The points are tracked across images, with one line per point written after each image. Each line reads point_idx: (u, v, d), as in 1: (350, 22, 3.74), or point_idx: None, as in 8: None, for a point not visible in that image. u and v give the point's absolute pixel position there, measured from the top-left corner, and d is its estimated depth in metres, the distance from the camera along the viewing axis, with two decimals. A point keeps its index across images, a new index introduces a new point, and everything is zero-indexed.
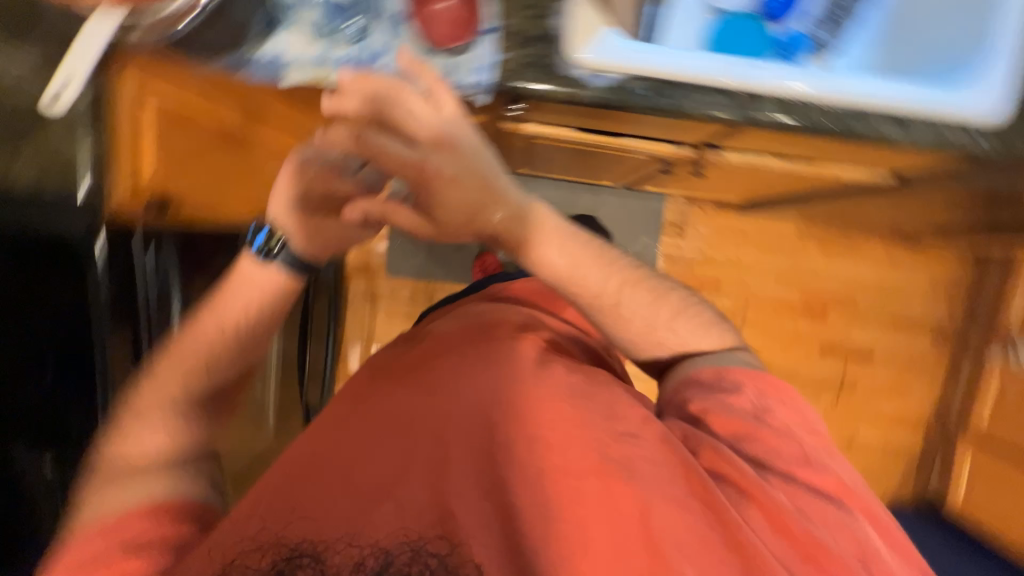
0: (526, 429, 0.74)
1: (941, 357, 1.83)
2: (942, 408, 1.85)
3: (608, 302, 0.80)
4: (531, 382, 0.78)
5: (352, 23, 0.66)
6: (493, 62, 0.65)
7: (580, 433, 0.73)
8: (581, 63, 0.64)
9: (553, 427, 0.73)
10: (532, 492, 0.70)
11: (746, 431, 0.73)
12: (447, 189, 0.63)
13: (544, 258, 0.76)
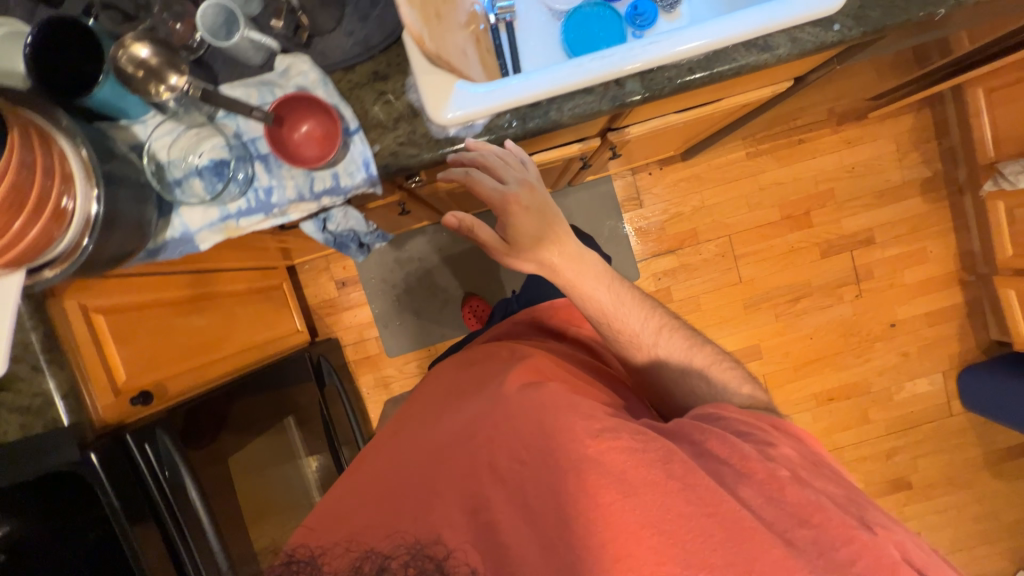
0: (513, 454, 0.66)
1: (940, 211, 1.77)
2: (961, 260, 1.78)
3: (644, 344, 0.85)
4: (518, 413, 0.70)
5: (237, 174, 0.68)
6: (370, 157, 0.68)
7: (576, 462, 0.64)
8: (447, 121, 0.67)
9: (571, 451, 0.63)
10: (525, 508, 0.63)
11: (760, 429, 0.70)
12: (523, 217, 0.66)
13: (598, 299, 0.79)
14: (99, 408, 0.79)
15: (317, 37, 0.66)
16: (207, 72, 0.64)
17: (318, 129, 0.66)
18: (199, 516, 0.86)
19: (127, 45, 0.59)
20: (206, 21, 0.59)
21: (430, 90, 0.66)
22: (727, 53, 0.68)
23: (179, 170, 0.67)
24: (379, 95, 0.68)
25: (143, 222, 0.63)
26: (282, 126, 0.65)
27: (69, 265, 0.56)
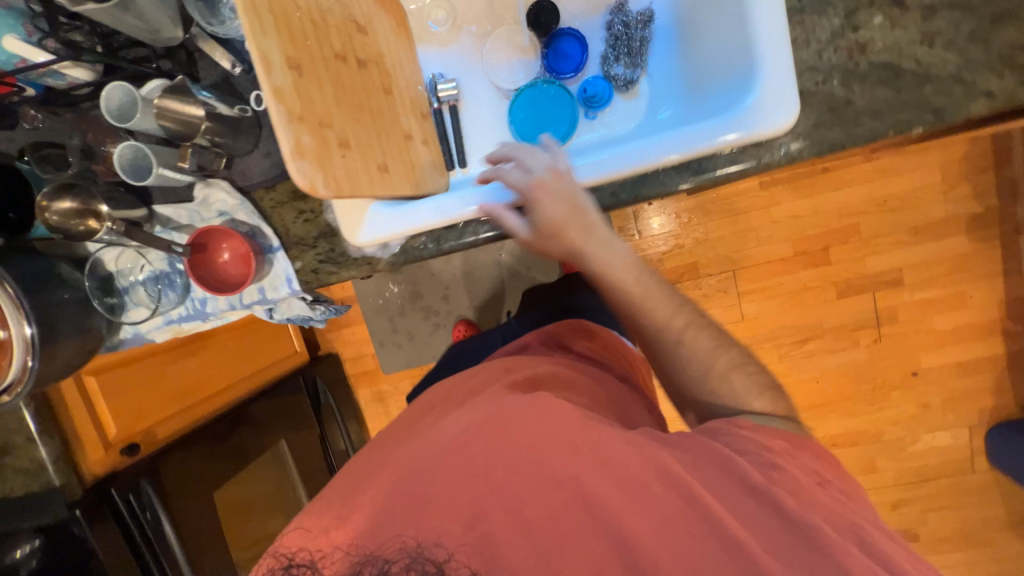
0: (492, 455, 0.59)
1: (988, 252, 1.55)
2: (1007, 308, 1.58)
3: (670, 339, 0.70)
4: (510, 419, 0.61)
5: (176, 282, 0.71)
6: (291, 272, 0.70)
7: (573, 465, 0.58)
8: (362, 244, 0.67)
9: (568, 465, 0.57)
10: (523, 524, 0.55)
11: (765, 450, 0.61)
12: (546, 206, 0.63)
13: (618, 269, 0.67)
14: (88, 465, 0.91)
15: (235, 159, 0.66)
16: (131, 201, 0.65)
17: (239, 247, 0.68)
18: (176, 553, 0.99)
19: (45, 205, 0.62)
20: (121, 164, 0.61)
21: (345, 215, 0.67)
22: (653, 177, 0.63)
23: (125, 281, 0.72)
24: (300, 213, 0.69)
25: (91, 333, 0.69)
26: (206, 252, 0.68)
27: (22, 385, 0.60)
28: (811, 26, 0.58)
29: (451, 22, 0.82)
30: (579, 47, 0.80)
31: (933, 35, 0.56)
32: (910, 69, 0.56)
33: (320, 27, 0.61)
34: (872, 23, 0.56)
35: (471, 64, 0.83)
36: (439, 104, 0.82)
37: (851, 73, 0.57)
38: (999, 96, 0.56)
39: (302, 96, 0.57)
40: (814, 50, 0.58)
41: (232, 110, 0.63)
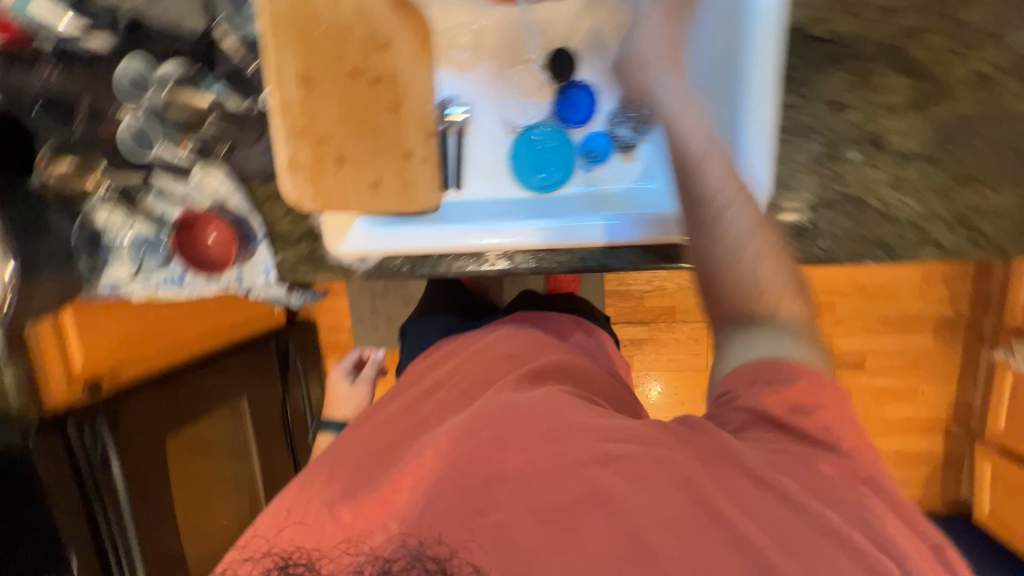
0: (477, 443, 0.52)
1: (948, 354, 1.61)
2: (953, 410, 1.65)
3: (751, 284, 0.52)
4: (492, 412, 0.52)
5: (161, 248, 0.74)
6: (270, 266, 0.73)
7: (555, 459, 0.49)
8: (341, 254, 0.71)
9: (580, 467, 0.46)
10: (536, 516, 0.45)
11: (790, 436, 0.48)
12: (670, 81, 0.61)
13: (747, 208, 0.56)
14: (49, 396, 0.97)
15: (236, 147, 0.69)
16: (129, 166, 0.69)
17: (226, 234, 0.71)
18: (116, 490, 1.04)
19: (47, 164, 0.67)
20: (126, 136, 0.65)
21: (330, 223, 0.70)
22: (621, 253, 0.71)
23: (113, 238, 0.72)
24: (289, 210, 0.71)
25: (75, 282, 0.73)
26: (194, 230, 0.71)
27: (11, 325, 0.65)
28: (793, 147, 0.60)
29: (473, 49, 0.84)
30: (589, 100, 0.83)
31: (902, 180, 0.59)
32: (873, 206, 0.60)
33: (339, 45, 0.63)
34: (849, 157, 0.60)
35: (483, 98, 0.86)
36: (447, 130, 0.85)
37: (821, 198, 0.61)
38: (948, 249, 0.60)
39: (307, 113, 0.60)
40: (792, 169, 0.61)
41: (241, 105, 0.66)
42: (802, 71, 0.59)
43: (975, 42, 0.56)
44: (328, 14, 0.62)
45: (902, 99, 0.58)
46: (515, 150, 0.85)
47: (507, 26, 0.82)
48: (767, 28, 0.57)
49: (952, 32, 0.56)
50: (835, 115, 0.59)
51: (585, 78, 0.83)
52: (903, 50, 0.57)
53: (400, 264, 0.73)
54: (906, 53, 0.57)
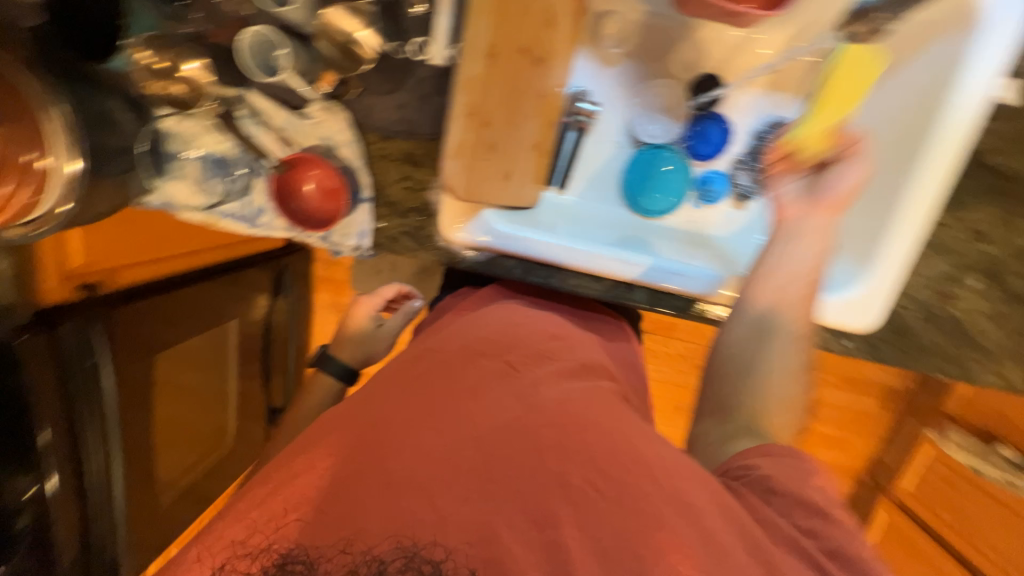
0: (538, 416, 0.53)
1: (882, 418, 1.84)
2: None
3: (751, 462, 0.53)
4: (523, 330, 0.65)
5: (238, 180, 0.65)
6: (367, 230, 0.66)
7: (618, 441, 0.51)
8: (454, 241, 0.65)
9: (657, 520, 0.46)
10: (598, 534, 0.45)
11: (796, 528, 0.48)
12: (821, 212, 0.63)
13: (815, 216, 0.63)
14: (42, 289, 0.82)
15: (365, 91, 0.60)
16: (232, 76, 0.59)
17: (327, 182, 0.62)
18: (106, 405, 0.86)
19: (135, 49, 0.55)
20: (250, 43, 0.54)
21: (450, 208, 0.63)
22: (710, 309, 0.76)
23: (180, 151, 0.64)
24: (403, 176, 0.64)
25: (128, 191, 0.60)
26: (292, 174, 0.62)
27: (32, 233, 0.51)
28: (926, 261, 0.63)
29: (622, 44, 0.76)
30: (722, 137, 0.78)
31: (1001, 317, 0.65)
32: (967, 332, 0.66)
33: (523, 15, 0.55)
34: (968, 284, 0.64)
35: (618, 103, 0.79)
36: (576, 123, 0.77)
37: (927, 314, 0.65)
38: (1009, 382, 0.67)
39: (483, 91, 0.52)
40: (916, 282, 0.64)
41: (388, 46, 0.57)
42: (964, 194, 0.60)
43: None
44: None
45: None
46: (631, 168, 0.81)
47: (667, 32, 0.76)
48: (953, 147, 0.58)
49: None
50: (972, 243, 0.62)
51: (727, 115, 0.79)
52: None
53: (510, 264, 0.71)
54: None
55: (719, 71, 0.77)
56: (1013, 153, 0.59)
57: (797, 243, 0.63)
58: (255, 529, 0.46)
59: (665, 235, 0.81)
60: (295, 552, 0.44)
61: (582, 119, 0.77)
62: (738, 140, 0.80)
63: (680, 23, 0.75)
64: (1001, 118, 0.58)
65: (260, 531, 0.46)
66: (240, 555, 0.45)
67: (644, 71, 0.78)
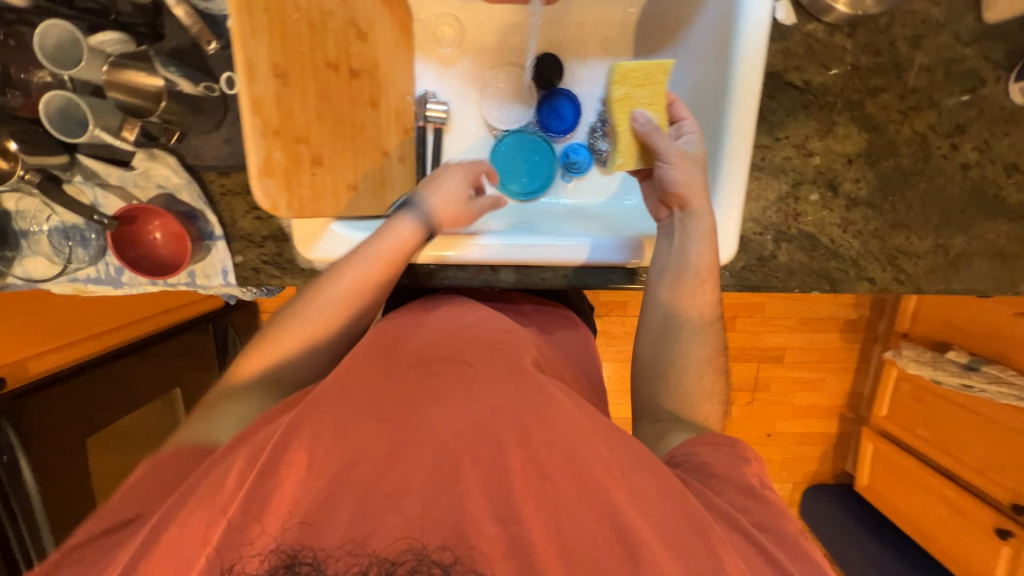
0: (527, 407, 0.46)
1: (847, 352, 1.87)
2: (847, 399, 1.93)
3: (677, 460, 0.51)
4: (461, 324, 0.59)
5: (91, 243, 0.64)
6: (229, 267, 0.66)
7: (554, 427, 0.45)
8: (313, 259, 0.66)
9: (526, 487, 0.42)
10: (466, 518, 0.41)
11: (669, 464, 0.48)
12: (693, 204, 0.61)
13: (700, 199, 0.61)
14: None
15: (188, 134, 0.61)
16: (49, 146, 0.57)
17: (173, 227, 0.62)
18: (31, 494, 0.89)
19: None
20: (51, 117, 0.55)
21: (302, 228, 0.64)
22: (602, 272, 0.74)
23: (26, 228, 0.64)
24: (251, 209, 0.65)
25: None
26: (136, 227, 0.62)
27: None
28: (764, 185, 0.65)
29: (456, 44, 0.79)
30: (573, 111, 0.82)
31: (849, 223, 0.67)
32: (823, 245, 0.67)
33: (317, 32, 0.57)
34: (809, 198, 0.65)
35: (467, 99, 0.82)
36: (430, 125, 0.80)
37: (781, 235, 0.67)
38: (877, 284, 0.69)
39: (283, 108, 0.54)
40: (761, 207, 0.66)
41: (196, 88, 0.58)
42: (778, 114, 0.63)
43: (920, 105, 0.63)
44: None
45: (856, 149, 0.64)
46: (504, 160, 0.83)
47: (495, 25, 0.79)
48: (753, 70, 0.60)
49: (901, 93, 0.62)
50: (801, 158, 0.64)
51: (572, 91, 0.82)
52: (862, 105, 0.62)
53: None
54: (864, 108, 0.63)
55: (553, 50, 0.80)
56: (810, 67, 0.61)
57: (687, 237, 0.62)
58: (250, 531, 0.39)
59: (545, 215, 0.81)
60: (301, 552, 0.38)
61: (434, 121, 0.79)
62: (590, 112, 0.83)
63: (504, 13, 0.78)
64: (789, 38, 0.61)
65: (265, 530, 0.39)
66: (245, 556, 0.38)
67: (483, 64, 0.81)
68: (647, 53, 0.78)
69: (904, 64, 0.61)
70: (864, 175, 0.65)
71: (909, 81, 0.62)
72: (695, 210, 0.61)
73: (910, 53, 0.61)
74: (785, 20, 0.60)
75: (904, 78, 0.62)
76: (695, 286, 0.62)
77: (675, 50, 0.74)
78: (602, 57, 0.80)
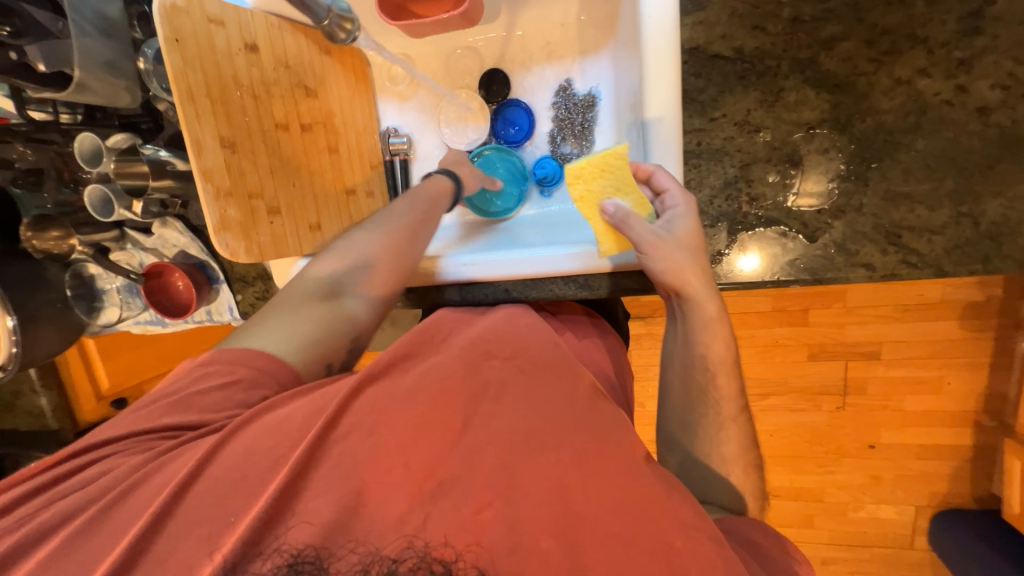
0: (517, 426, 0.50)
1: (975, 344, 1.48)
2: (983, 403, 1.53)
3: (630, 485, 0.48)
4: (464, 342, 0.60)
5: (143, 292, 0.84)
6: (233, 304, 0.80)
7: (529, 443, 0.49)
8: None
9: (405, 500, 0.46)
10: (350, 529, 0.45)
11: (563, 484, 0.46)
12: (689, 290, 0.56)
13: (701, 291, 0.56)
14: (83, 413, 1.09)
15: (191, 201, 0.75)
16: (105, 224, 0.77)
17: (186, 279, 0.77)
18: None
19: (31, 234, 0.73)
20: (93, 202, 0.71)
21: (278, 265, 0.76)
22: (544, 283, 0.69)
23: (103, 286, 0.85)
24: None
25: (76, 326, 0.83)
26: (162, 278, 0.78)
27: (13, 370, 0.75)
28: (706, 172, 0.58)
29: (409, 79, 0.85)
30: (527, 119, 0.81)
31: (825, 202, 0.56)
32: (794, 230, 0.57)
33: (261, 103, 0.67)
34: (765, 180, 0.57)
35: (427, 126, 0.86)
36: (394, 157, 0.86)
37: (738, 225, 0.59)
38: (878, 270, 0.56)
39: (233, 172, 0.64)
40: (706, 196, 0.59)
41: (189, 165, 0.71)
42: (708, 92, 0.56)
43: (898, 46, 0.50)
44: (247, 75, 0.65)
45: (818, 114, 0.54)
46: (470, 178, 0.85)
47: (442, 54, 0.83)
48: (664, 49, 0.54)
49: (868, 38, 0.51)
50: (745, 137, 0.56)
51: (524, 100, 0.81)
52: (815, 63, 0.52)
53: None
54: (818, 65, 0.52)
55: (500, 65, 0.81)
56: (739, 33, 0.54)
57: (689, 329, 0.59)
58: (261, 532, 0.43)
59: (507, 227, 0.81)
60: (302, 552, 0.42)
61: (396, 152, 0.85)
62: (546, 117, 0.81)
63: (448, 42, 0.82)
64: (706, 6, 0.54)
65: (275, 532, 0.43)
66: (250, 554, 0.42)
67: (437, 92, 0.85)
68: (593, 52, 0.75)
69: (865, 3, 0.50)
70: (834, 143, 0.54)
71: (876, 21, 0.50)
72: (691, 297, 0.56)
73: None
74: None
75: (868, 20, 0.51)
76: (707, 381, 0.59)
77: (615, 42, 0.71)
78: (548, 63, 0.79)
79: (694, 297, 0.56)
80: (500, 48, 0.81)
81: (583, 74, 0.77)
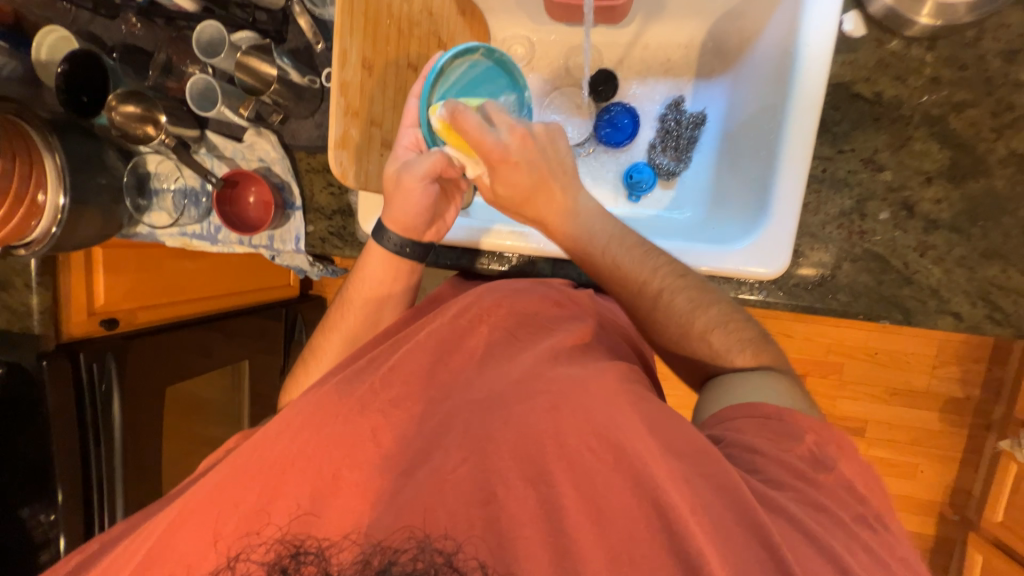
0: (499, 383, 0.49)
1: (949, 436, 1.51)
2: (950, 496, 1.54)
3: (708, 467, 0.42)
4: (455, 305, 0.58)
5: (203, 201, 0.78)
6: (302, 234, 0.75)
7: (570, 401, 0.46)
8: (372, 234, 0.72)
9: (557, 466, 0.43)
10: (470, 486, 0.43)
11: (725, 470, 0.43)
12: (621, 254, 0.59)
13: (707, 331, 0.57)
14: (68, 324, 0.94)
15: (289, 118, 0.72)
16: (189, 121, 0.72)
17: (265, 195, 0.74)
18: (113, 434, 0.95)
19: (113, 104, 0.70)
20: (193, 93, 0.70)
21: (363, 203, 0.72)
22: None
23: (160, 186, 0.79)
24: (329, 185, 0.74)
25: (114, 221, 0.73)
26: (235, 189, 0.75)
27: (42, 245, 0.65)
28: (824, 199, 0.62)
29: (526, 61, 0.87)
30: (632, 123, 0.83)
31: (929, 247, 0.60)
32: (895, 268, 0.61)
33: (404, 38, 0.67)
34: (878, 216, 0.61)
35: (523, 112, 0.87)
36: None
37: (845, 255, 0.62)
38: (965, 321, 0.60)
39: (365, 94, 0.62)
40: (820, 220, 0.62)
41: (303, 79, 0.69)
42: (843, 125, 0.61)
43: (1018, 122, 0.57)
44: (398, 7, 0.65)
45: (937, 167, 0.59)
46: None
47: (565, 45, 0.86)
48: (815, 77, 0.59)
49: (994, 109, 0.57)
50: (869, 173, 0.60)
51: (626, 108, 0.83)
52: (944, 120, 0.58)
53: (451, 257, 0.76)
54: (947, 123, 0.58)
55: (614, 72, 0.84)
56: (881, 80, 0.60)
57: (660, 305, 0.58)
58: (261, 520, 0.44)
59: None
60: (305, 542, 0.43)
61: None
62: (650, 126, 0.84)
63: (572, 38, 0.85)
64: (857, 50, 0.60)
65: (272, 521, 0.44)
66: (252, 544, 0.44)
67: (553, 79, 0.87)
68: (709, 77, 0.81)
69: (997, 78, 0.57)
70: (947, 196, 0.59)
71: (1003, 96, 0.57)
72: (629, 271, 0.58)
73: (1004, 67, 0.57)
74: (852, 31, 0.59)
75: (996, 94, 0.57)
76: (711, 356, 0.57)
77: (737, 72, 0.76)
78: (662, 78, 0.83)
79: (700, 336, 0.57)
80: (624, 52, 0.84)
81: (693, 95, 0.82)
